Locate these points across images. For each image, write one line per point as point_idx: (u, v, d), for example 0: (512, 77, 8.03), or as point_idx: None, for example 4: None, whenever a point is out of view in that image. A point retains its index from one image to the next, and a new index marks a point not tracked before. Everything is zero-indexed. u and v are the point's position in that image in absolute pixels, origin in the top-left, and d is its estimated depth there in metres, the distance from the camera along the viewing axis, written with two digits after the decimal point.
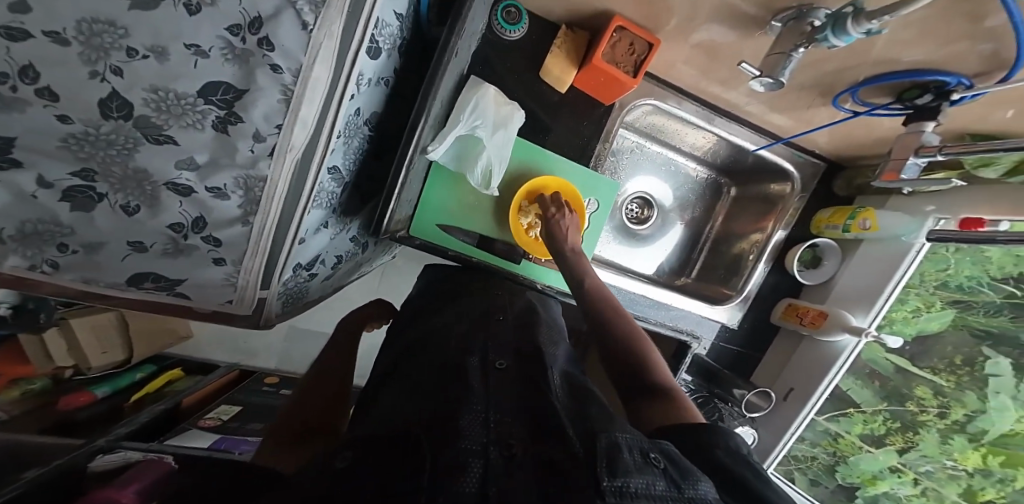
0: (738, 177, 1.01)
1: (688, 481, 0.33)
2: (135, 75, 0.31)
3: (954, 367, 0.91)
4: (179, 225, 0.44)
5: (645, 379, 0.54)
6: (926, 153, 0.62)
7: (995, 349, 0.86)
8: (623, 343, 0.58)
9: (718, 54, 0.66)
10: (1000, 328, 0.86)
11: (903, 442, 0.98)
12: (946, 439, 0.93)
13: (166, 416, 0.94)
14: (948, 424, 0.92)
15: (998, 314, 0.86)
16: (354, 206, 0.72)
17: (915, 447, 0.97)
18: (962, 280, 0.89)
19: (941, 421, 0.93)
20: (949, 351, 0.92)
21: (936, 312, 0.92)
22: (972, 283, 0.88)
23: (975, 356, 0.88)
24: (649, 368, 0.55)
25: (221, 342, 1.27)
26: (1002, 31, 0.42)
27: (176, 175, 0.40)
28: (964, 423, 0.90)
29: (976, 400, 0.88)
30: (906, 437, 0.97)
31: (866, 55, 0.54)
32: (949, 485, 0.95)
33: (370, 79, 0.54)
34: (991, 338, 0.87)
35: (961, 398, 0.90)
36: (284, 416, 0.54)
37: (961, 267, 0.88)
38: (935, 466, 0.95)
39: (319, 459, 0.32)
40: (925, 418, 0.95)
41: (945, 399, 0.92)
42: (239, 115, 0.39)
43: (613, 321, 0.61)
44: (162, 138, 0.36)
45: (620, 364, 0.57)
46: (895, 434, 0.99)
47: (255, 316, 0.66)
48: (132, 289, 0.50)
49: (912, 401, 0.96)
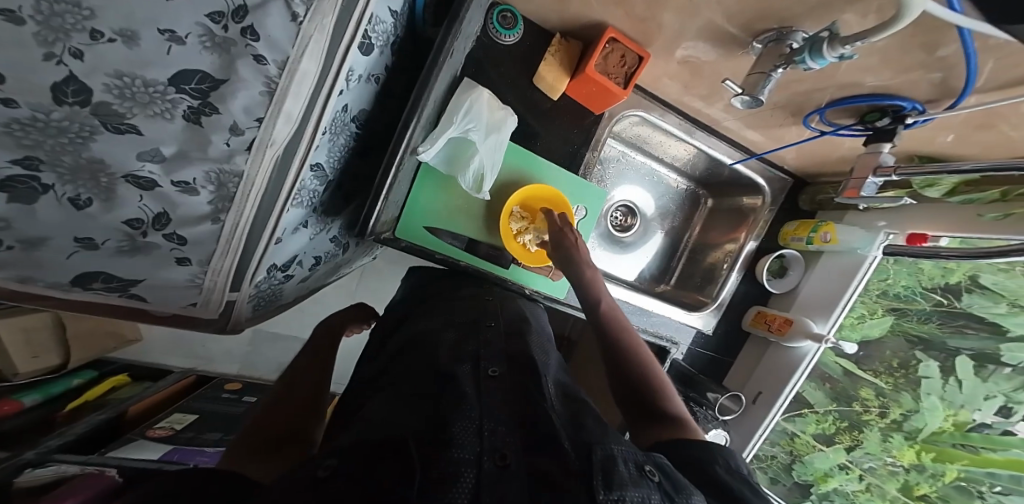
0: (714, 189, 1.05)
1: (681, 494, 0.36)
2: (99, 59, 0.28)
3: (891, 370, 1.01)
4: (138, 221, 0.40)
5: (648, 399, 0.57)
6: (884, 173, 0.67)
7: (925, 353, 0.97)
8: (626, 362, 0.61)
9: (701, 71, 0.69)
10: (930, 334, 0.97)
11: (850, 440, 1.06)
12: (886, 437, 1.02)
13: (107, 426, 0.85)
14: (888, 423, 1.01)
15: (927, 320, 0.97)
16: (337, 206, 0.69)
17: (860, 445, 1.05)
18: (900, 289, 0.98)
19: (882, 420, 1.02)
20: (888, 355, 1.01)
21: (878, 318, 1.00)
22: (908, 292, 0.98)
23: (909, 360, 0.99)
24: (653, 390, 0.58)
25: (176, 346, 1.19)
26: (952, 61, 0.46)
27: (137, 167, 0.36)
28: (901, 421, 0.99)
29: (911, 400, 0.97)
30: (853, 436, 1.05)
31: (833, 78, 0.58)
32: (889, 480, 1.03)
33: (359, 75, 0.53)
34: (922, 342, 0.97)
35: (899, 399, 0.99)
36: (255, 425, 0.49)
37: (899, 278, 0.96)
38: (877, 463, 1.04)
39: (304, 465, 0.30)
40: (868, 418, 1.04)
41: (886, 400, 1.01)
42: (215, 106, 0.36)
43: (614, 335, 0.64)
44: (123, 127, 0.33)
45: (624, 382, 0.60)
46: (843, 433, 1.06)
47: (222, 320, 0.62)
48: (78, 290, 0.45)
49: (857, 401, 1.04)
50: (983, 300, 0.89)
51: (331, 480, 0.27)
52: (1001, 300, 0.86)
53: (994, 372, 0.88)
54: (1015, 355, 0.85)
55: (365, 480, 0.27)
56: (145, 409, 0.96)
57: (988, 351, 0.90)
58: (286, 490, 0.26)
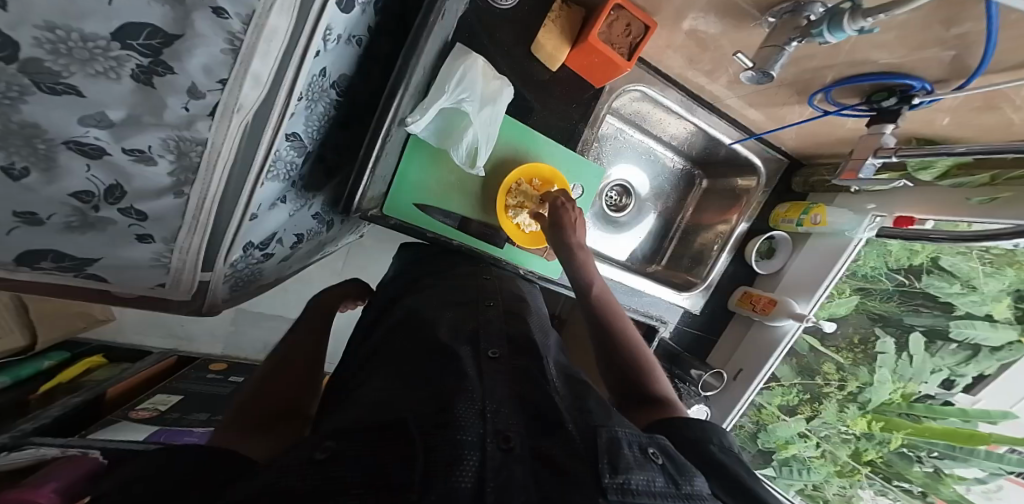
0: (710, 169, 1.04)
1: (684, 476, 0.35)
2: (26, 12, 0.22)
3: (853, 346, 1.06)
4: (87, 194, 0.36)
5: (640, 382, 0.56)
6: (883, 154, 0.66)
7: (885, 329, 1.04)
8: (621, 347, 0.59)
9: (707, 44, 0.66)
10: (889, 312, 1.04)
11: (810, 411, 1.10)
12: (842, 407, 1.06)
13: (87, 407, 0.82)
14: (845, 395, 1.06)
15: (889, 299, 1.03)
16: (318, 180, 0.65)
17: (818, 415, 1.08)
18: (868, 270, 1.00)
19: (841, 392, 1.06)
20: (851, 331, 1.06)
21: (846, 298, 1.02)
22: (875, 273, 1.01)
23: (869, 336, 1.05)
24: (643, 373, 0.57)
25: (153, 326, 1.14)
26: (970, 39, 0.45)
27: (81, 133, 0.31)
28: (857, 393, 1.04)
29: (867, 373, 1.02)
30: (813, 407, 1.09)
31: (843, 54, 0.56)
32: (841, 446, 1.08)
33: (339, 35, 0.48)
34: (881, 319, 1.05)
35: (856, 373, 1.04)
36: (245, 403, 0.46)
37: (869, 259, 0.98)
38: (833, 431, 1.08)
39: (299, 445, 0.28)
40: (828, 390, 1.07)
41: (844, 373, 1.05)
42: (169, 64, 0.31)
43: (609, 317, 0.63)
44: (59, 87, 0.27)
45: (617, 367, 0.59)
46: (805, 404, 1.10)
47: (197, 301, 0.59)
48: (22, 270, 0.40)
49: (819, 375, 1.07)
50: (938, 282, 0.94)
51: (332, 460, 0.26)
52: (955, 281, 0.93)
53: (942, 348, 0.98)
54: (962, 330, 0.93)
55: (361, 468, 0.26)
56: (124, 391, 0.92)
57: (938, 327, 0.98)
58: (277, 477, 0.24)
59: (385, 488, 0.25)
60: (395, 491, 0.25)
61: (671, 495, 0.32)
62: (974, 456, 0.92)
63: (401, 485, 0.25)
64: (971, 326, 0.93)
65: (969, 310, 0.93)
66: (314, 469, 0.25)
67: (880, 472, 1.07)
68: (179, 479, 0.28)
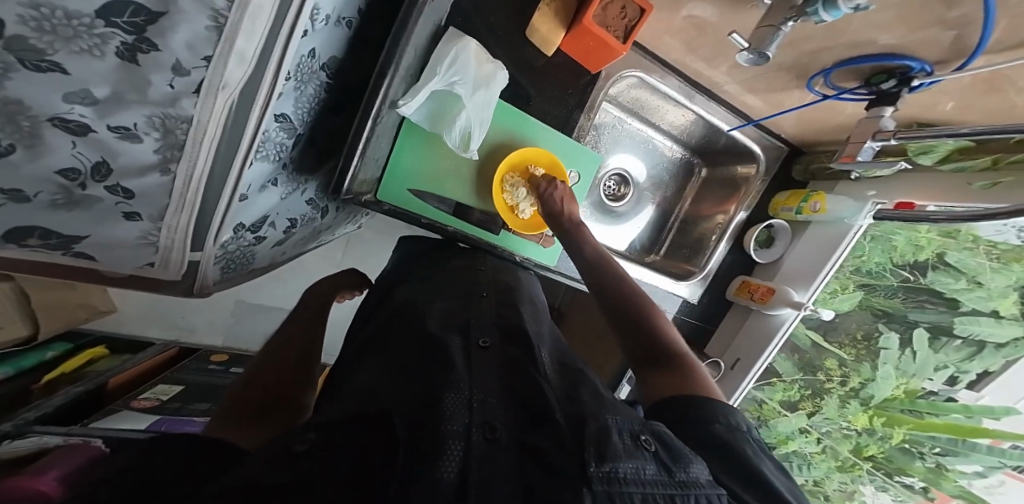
0: (709, 157, 1.03)
1: (679, 464, 0.34)
2: None
3: (856, 342, 1.06)
4: (74, 172, 0.36)
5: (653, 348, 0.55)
6: (882, 137, 0.65)
7: (889, 325, 1.03)
8: (636, 313, 0.60)
9: (705, 29, 0.65)
10: (894, 308, 1.03)
11: (811, 407, 1.09)
12: (844, 403, 1.05)
13: (88, 398, 0.82)
14: (847, 391, 1.05)
15: (893, 296, 1.02)
16: (309, 164, 0.65)
17: (820, 411, 1.07)
18: (871, 266, 1.00)
19: (843, 388, 1.05)
20: (853, 326, 1.06)
21: (849, 294, 1.00)
22: (879, 269, 1.00)
23: (872, 331, 1.04)
24: (662, 340, 0.56)
25: (155, 317, 1.15)
26: (972, 19, 0.44)
27: (65, 109, 0.31)
28: (859, 389, 1.03)
29: (870, 369, 1.02)
30: (814, 402, 1.08)
31: (843, 34, 0.55)
32: (843, 442, 1.07)
33: (327, 15, 0.47)
34: (886, 316, 1.04)
35: (858, 369, 1.03)
36: (238, 394, 0.47)
37: (872, 256, 0.98)
38: (834, 427, 1.07)
39: (282, 439, 0.29)
40: (830, 386, 1.06)
41: (847, 370, 1.04)
42: (153, 42, 0.31)
43: (620, 280, 0.64)
44: (44, 64, 0.27)
45: (632, 331, 0.58)
46: (806, 400, 1.09)
47: (187, 283, 0.60)
48: (11, 247, 0.40)
49: (821, 371, 1.07)
50: (944, 277, 0.93)
51: (314, 455, 0.27)
52: (961, 277, 0.92)
53: (946, 344, 0.98)
54: (965, 326, 0.93)
55: (349, 461, 0.27)
56: (125, 382, 0.93)
57: (943, 324, 0.98)
58: (255, 474, 0.24)
59: (373, 485, 0.26)
60: (381, 489, 0.26)
61: (662, 484, 0.32)
62: (974, 452, 0.93)
63: (372, 491, 0.25)
64: (975, 322, 0.92)
65: (975, 305, 0.93)
66: (297, 462, 0.25)
67: (881, 468, 1.06)
68: (175, 473, 0.28)
